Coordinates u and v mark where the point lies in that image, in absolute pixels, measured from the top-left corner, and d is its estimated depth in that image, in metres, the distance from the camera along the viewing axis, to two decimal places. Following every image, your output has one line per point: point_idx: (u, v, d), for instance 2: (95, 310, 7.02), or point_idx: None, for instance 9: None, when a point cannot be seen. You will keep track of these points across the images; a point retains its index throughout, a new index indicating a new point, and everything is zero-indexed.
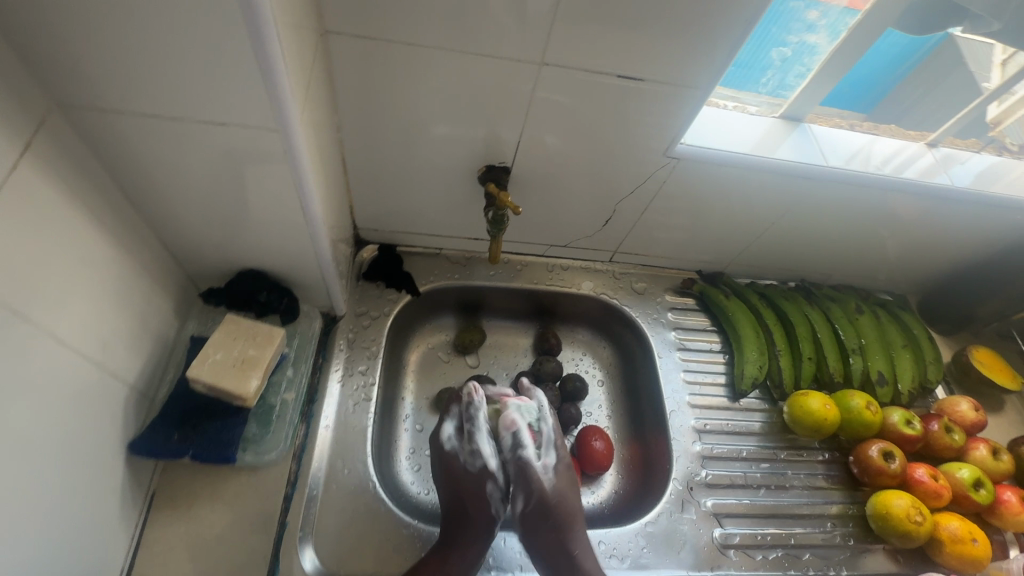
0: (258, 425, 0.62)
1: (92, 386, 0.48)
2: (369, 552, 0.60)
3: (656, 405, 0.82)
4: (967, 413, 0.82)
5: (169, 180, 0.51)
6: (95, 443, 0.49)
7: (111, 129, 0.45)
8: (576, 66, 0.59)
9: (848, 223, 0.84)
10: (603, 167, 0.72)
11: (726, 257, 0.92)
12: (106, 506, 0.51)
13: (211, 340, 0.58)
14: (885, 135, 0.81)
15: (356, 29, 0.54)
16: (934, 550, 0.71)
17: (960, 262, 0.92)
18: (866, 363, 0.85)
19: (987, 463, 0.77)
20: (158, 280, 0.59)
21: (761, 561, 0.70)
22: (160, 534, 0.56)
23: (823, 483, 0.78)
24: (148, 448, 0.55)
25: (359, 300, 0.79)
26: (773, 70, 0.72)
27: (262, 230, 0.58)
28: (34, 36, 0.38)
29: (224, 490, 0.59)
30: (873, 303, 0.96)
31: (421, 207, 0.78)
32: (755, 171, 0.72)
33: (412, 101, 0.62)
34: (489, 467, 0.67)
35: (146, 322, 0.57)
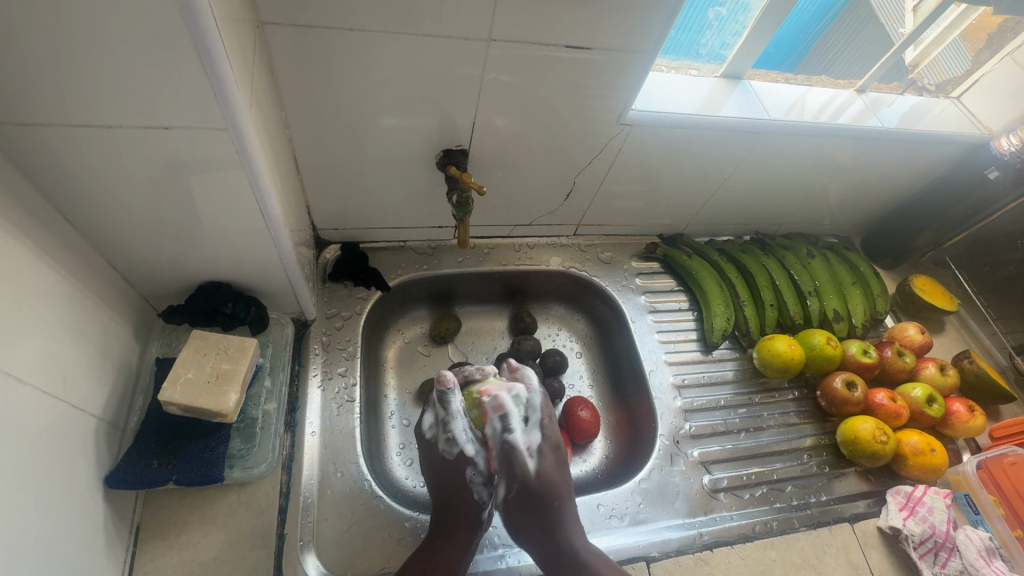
0: (242, 441, 0.60)
1: (56, 423, 0.45)
2: (375, 549, 0.59)
3: (635, 368, 0.85)
4: (915, 336, 0.89)
5: (112, 197, 0.48)
6: (68, 483, 0.46)
7: (40, 147, 0.42)
8: (524, 39, 0.58)
9: (793, 172, 0.88)
10: (560, 141, 0.72)
11: (684, 218, 0.95)
12: (91, 546, 0.48)
13: (180, 359, 0.55)
14: (816, 86, 0.84)
15: (294, 18, 0.52)
16: (899, 465, 0.77)
17: (894, 199, 0.99)
18: (822, 303, 0.90)
19: (936, 379, 0.84)
20: (111, 304, 0.55)
21: (749, 499, 0.73)
22: (151, 566, 0.54)
23: (796, 419, 0.83)
24: (127, 480, 0.52)
25: (328, 302, 0.77)
26: (711, 31, 0.74)
27: (219, 241, 0.56)
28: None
29: (214, 513, 0.57)
30: (822, 246, 1.01)
31: (381, 199, 0.76)
32: (704, 130, 0.74)
33: (361, 91, 0.60)
34: (466, 453, 0.65)
35: (105, 351, 0.54)
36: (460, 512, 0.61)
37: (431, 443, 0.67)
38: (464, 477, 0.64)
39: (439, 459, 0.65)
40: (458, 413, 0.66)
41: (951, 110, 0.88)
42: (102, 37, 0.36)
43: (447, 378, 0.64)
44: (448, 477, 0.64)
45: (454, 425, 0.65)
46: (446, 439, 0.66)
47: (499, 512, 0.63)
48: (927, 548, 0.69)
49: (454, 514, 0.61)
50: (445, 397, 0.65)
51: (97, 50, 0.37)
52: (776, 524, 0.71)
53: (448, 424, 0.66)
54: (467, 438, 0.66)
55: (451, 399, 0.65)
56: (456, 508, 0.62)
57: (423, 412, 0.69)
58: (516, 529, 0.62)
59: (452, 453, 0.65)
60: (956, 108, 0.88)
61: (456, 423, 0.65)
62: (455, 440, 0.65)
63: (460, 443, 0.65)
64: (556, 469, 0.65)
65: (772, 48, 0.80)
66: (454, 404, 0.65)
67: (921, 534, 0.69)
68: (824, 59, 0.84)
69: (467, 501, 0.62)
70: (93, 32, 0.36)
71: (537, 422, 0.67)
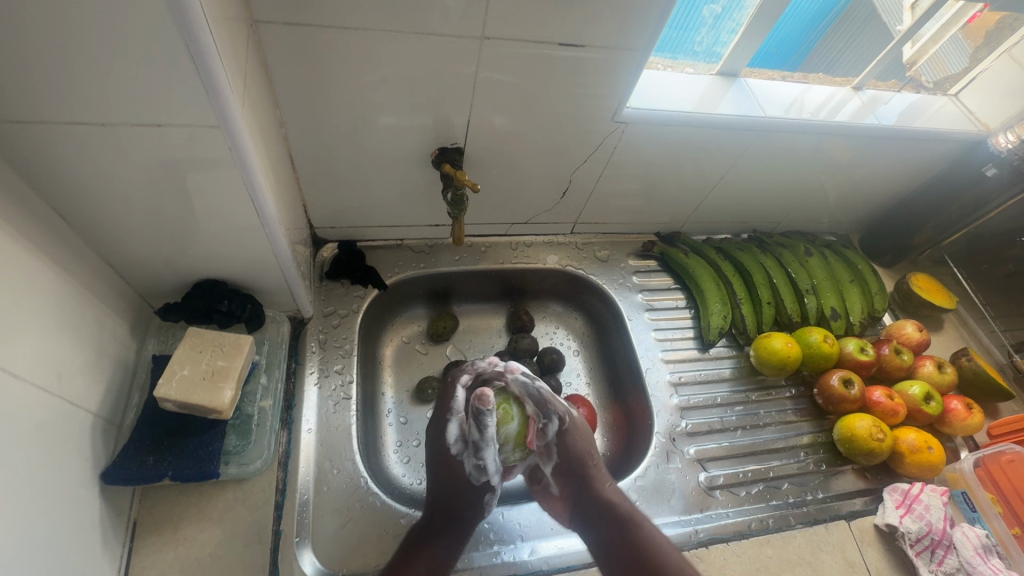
0: (237, 438, 0.60)
1: (52, 419, 0.46)
2: (370, 545, 0.60)
3: (632, 366, 0.85)
4: (913, 334, 0.89)
5: (106, 194, 0.48)
6: (65, 479, 0.46)
7: (34, 145, 0.42)
8: (517, 37, 0.58)
9: (790, 170, 0.88)
10: (555, 139, 0.72)
11: (682, 216, 0.95)
12: (87, 542, 0.49)
13: (175, 356, 0.55)
14: (813, 83, 0.84)
15: (287, 17, 0.52)
16: (896, 463, 0.77)
17: (892, 197, 0.99)
18: (819, 301, 0.90)
19: (933, 377, 0.84)
20: (107, 302, 0.55)
21: (746, 496, 0.73)
22: (147, 561, 0.54)
23: (793, 417, 0.83)
24: (123, 476, 0.52)
25: (325, 300, 0.77)
26: (707, 28, 0.74)
27: (214, 239, 0.56)
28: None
29: (211, 508, 0.58)
30: (819, 244, 1.01)
31: (377, 198, 0.77)
32: (700, 128, 0.74)
33: (355, 89, 0.61)
34: (493, 480, 0.63)
35: (102, 348, 0.54)
36: (461, 509, 0.61)
37: (449, 453, 0.64)
38: (474, 488, 0.63)
39: (461, 475, 0.63)
40: (491, 441, 0.61)
41: (949, 108, 0.88)
42: (94, 35, 0.36)
43: (486, 397, 0.59)
44: (456, 485, 0.62)
45: (485, 451, 0.62)
46: (476, 465, 0.63)
47: (546, 485, 0.67)
48: (923, 545, 0.69)
49: (451, 515, 0.61)
50: (480, 417, 0.60)
51: (90, 49, 0.37)
52: (772, 521, 0.71)
53: (479, 449, 0.62)
54: (495, 467, 0.63)
55: (488, 422, 0.60)
56: (457, 512, 0.61)
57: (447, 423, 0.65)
58: (558, 502, 0.65)
59: (480, 479, 0.63)
60: (953, 106, 0.88)
61: (450, 426, 0.64)
62: (485, 467, 0.62)
63: (488, 472, 0.63)
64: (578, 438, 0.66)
65: (773, 46, 0.80)
66: (489, 428, 0.61)
67: (918, 532, 0.69)
68: (827, 57, 0.83)
69: (466, 503, 0.62)
70: (85, 29, 0.36)
71: (551, 415, 0.65)
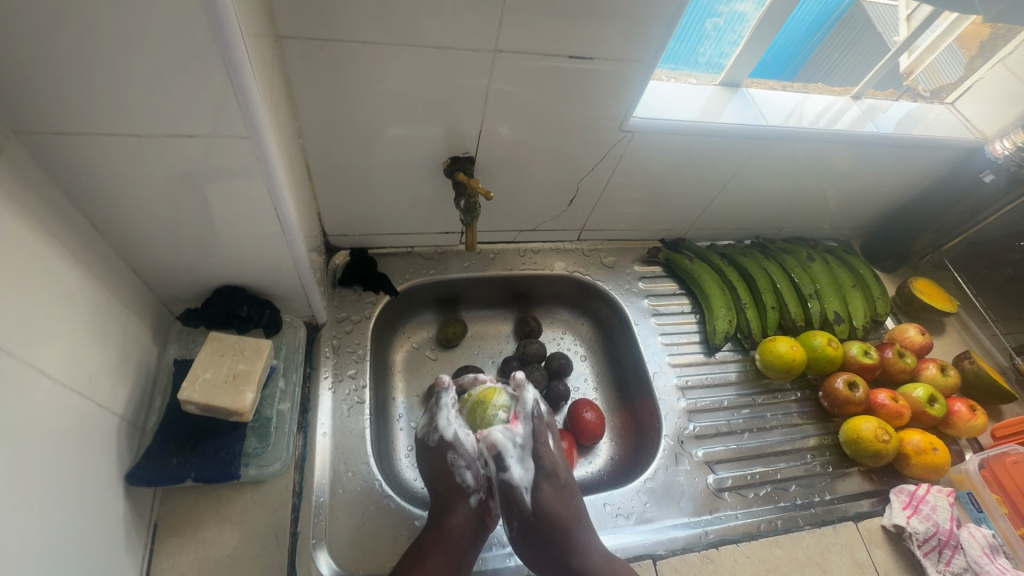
0: (257, 441, 0.61)
1: (80, 420, 0.47)
2: (386, 548, 0.60)
3: (639, 370, 0.86)
4: (916, 337, 0.90)
5: (136, 202, 0.50)
6: (90, 479, 0.47)
7: (71, 154, 0.44)
8: (529, 51, 0.60)
9: (791, 177, 0.90)
10: (564, 149, 0.74)
11: (686, 223, 0.97)
12: (112, 542, 0.50)
13: (198, 359, 0.56)
14: (815, 93, 0.86)
15: (309, 32, 0.54)
16: (901, 465, 0.78)
17: (892, 203, 1.01)
18: (822, 305, 0.92)
19: (936, 379, 0.85)
20: (132, 307, 0.57)
21: (754, 498, 0.74)
22: (168, 563, 0.55)
23: (799, 419, 0.84)
24: (147, 478, 0.53)
25: (338, 306, 0.79)
26: (710, 40, 0.75)
27: (237, 246, 0.58)
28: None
29: (230, 511, 0.59)
30: (821, 250, 1.03)
31: (390, 206, 0.78)
32: (704, 136, 0.76)
33: (372, 101, 0.63)
34: (447, 438, 0.65)
35: (127, 352, 0.55)
36: (446, 502, 0.61)
37: (421, 437, 0.68)
38: (448, 461, 0.63)
39: (427, 448, 0.66)
40: (446, 405, 0.67)
41: (946, 116, 0.90)
42: (133, 51, 0.38)
43: (443, 380, 0.69)
44: (434, 460, 0.64)
45: (439, 416, 0.67)
46: (431, 428, 0.67)
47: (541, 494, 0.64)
48: (931, 546, 0.69)
49: (443, 503, 0.61)
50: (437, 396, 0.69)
51: (128, 64, 0.39)
52: (781, 522, 0.72)
53: (435, 416, 0.67)
54: (450, 425, 0.66)
55: (444, 398, 0.68)
56: (443, 496, 0.62)
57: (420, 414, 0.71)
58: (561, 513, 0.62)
59: (435, 440, 0.65)
60: (950, 114, 0.91)
61: (448, 412, 0.67)
62: (439, 427, 0.66)
63: (442, 430, 0.65)
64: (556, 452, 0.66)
65: (770, 57, 0.83)
66: (447, 400, 0.68)
67: (925, 532, 0.70)
68: (823, 69, 0.86)
69: (450, 487, 0.62)
70: (126, 46, 0.38)
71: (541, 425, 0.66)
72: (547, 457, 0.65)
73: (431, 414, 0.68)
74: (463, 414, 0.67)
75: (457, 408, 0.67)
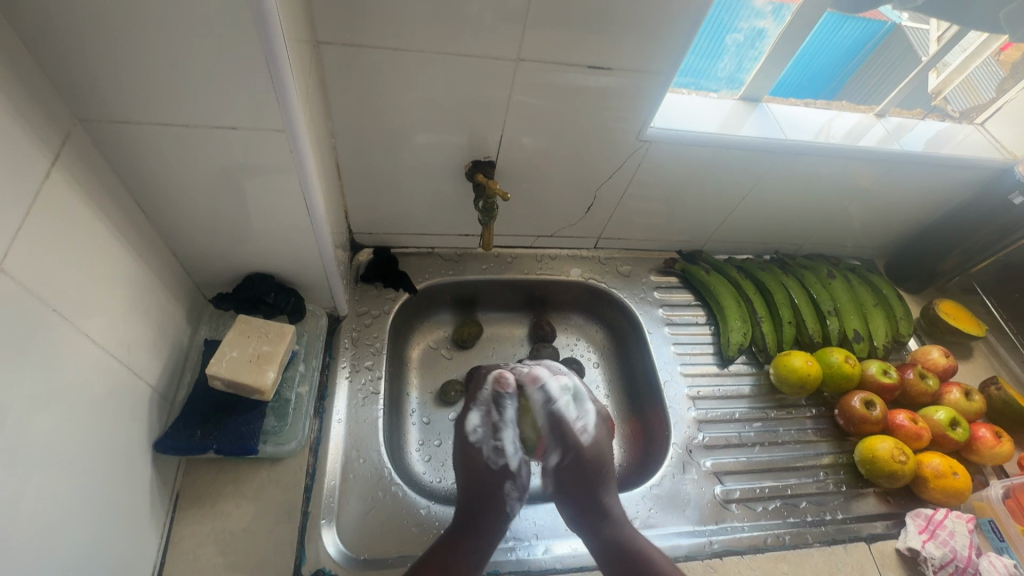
0: (276, 419, 0.64)
1: (117, 385, 0.50)
2: (391, 534, 0.62)
3: (650, 378, 0.86)
4: (939, 359, 0.88)
5: (179, 189, 0.54)
6: (122, 443, 0.51)
7: (125, 140, 0.48)
8: (551, 60, 0.63)
9: (811, 193, 0.90)
10: (583, 157, 0.77)
11: (704, 235, 0.97)
12: (136, 506, 0.53)
13: (226, 339, 0.59)
14: (839, 110, 0.86)
15: (344, 38, 0.58)
16: (920, 488, 0.76)
17: (917, 222, 1.00)
18: (842, 323, 0.91)
19: (960, 404, 0.83)
20: (170, 288, 0.61)
21: (762, 511, 0.73)
22: (187, 532, 0.58)
23: (813, 436, 0.83)
24: (174, 446, 0.56)
25: (359, 301, 0.82)
26: (729, 55, 0.77)
27: (268, 235, 0.61)
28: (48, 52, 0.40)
29: (246, 486, 0.61)
30: (843, 268, 1.02)
31: (413, 206, 0.82)
32: (722, 149, 0.77)
33: (400, 105, 0.66)
34: (510, 466, 0.66)
35: (163, 330, 0.59)
36: (486, 517, 0.62)
37: (474, 447, 0.67)
38: (503, 490, 0.65)
39: (474, 452, 0.67)
40: (510, 422, 0.68)
41: (975, 136, 0.89)
42: (185, 48, 0.42)
43: (504, 380, 0.69)
44: (490, 483, 0.65)
45: (504, 434, 0.67)
46: (494, 447, 0.67)
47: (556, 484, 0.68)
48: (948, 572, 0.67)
49: (480, 518, 0.62)
50: (500, 400, 0.69)
51: (179, 60, 0.42)
52: (789, 538, 0.71)
53: (498, 430, 0.67)
54: (513, 450, 0.67)
55: (507, 404, 0.69)
56: (483, 510, 0.63)
57: (467, 410, 0.70)
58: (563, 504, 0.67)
59: (498, 464, 0.66)
60: (979, 135, 0.90)
61: (510, 433, 0.67)
62: (503, 450, 0.67)
63: (507, 456, 0.67)
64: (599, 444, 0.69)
65: (807, 80, 0.86)
66: (510, 411, 0.68)
67: (942, 558, 0.68)
68: (861, 90, 0.88)
69: (497, 508, 0.63)
70: (178, 42, 0.41)
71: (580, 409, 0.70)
72: (572, 444, 0.68)
73: (491, 424, 0.68)
74: (522, 428, 0.68)
75: (519, 426, 0.68)
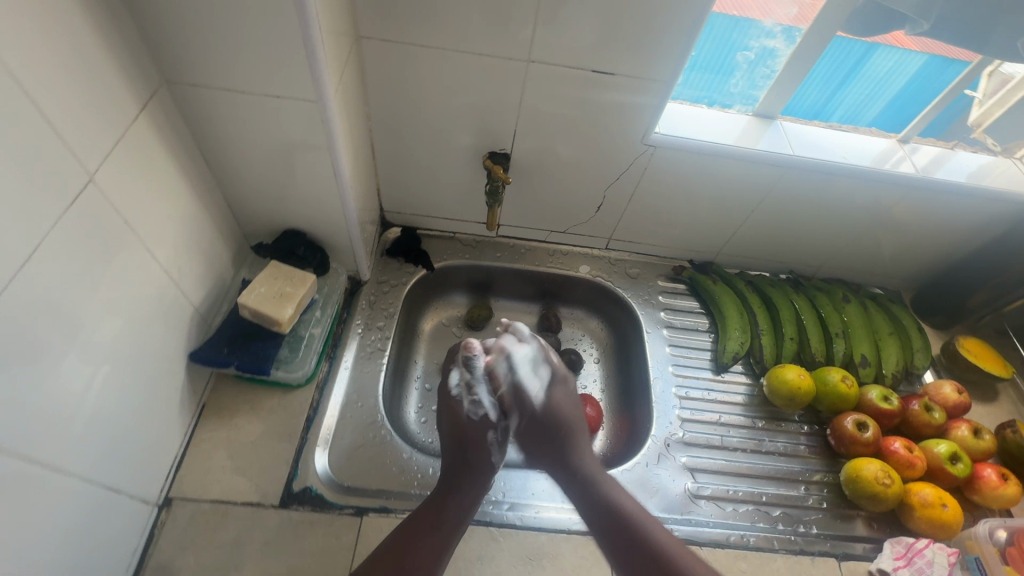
0: (289, 350, 0.74)
1: (166, 299, 0.62)
2: (374, 469, 0.70)
3: (642, 375, 0.90)
4: (951, 395, 0.84)
5: (235, 148, 0.65)
6: (164, 348, 0.62)
7: (196, 103, 0.60)
8: (561, 62, 0.70)
9: (826, 213, 0.90)
10: (592, 156, 0.83)
11: (715, 247, 1.00)
12: (168, 403, 0.64)
13: (258, 277, 0.70)
14: (860, 134, 0.87)
15: (382, 35, 0.68)
16: (906, 516, 0.74)
17: (947, 256, 0.97)
18: (849, 346, 0.90)
19: (967, 441, 0.79)
20: (221, 233, 0.73)
21: (731, 512, 0.74)
22: (206, 436, 0.68)
23: (803, 451, 0.82)
24: (204, 358, 0.67)
25: (381, 271, 0.92)
26: (742, 72, 0.81)
27: (303, 196, 0.72)
28: (146, 24, 0.51)
29: (259, 408, 0.72)
30: (862, 295, 1.00)
31: (437, 190, 0.91)
32: (726, 159, 0.81)
33: (428, 95, 0.76)
34: (489, 417, 0.70)
35: (210, 266, 0.71)
36: (469, 470, 0.66)
37: (455, 400, 0.72)
38: (484, 438, 0.69)
39: (465, 424, 0.70)
40: (483, 378, 0.72)
41: (1012, 170, 0.87)
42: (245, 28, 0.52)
43: (471, 344, 0.73)
44: (470, 432, 0.69)
45: (478, 389, 0.71)
46: (472, 401, 0.71)
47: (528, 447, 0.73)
48: None
49: (466, 471, 0.66)
50: (470, 362, 0.73)
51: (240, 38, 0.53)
52: (754, 540, 0.72)
53: (473, 387, 0.72)
54: (491, 403, 0.70)
55: (478, 362, 0.72)
56: (471, 462, 0.67)
57: (448, 371, 0.75)
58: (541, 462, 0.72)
59: (477, 414, 0.70)
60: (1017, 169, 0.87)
61: (482, 391, 0.71)
62: (479, 403, 0.70)
63: (483, 406, 0.70)
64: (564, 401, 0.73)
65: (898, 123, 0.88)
66: (481, 365, 0.72)
67: None
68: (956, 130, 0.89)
69: (480, 457, 0.67)
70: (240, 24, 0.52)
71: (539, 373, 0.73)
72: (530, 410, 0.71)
73: (466, 380, 0.72)
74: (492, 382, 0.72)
75: (489, 380, 0.72)
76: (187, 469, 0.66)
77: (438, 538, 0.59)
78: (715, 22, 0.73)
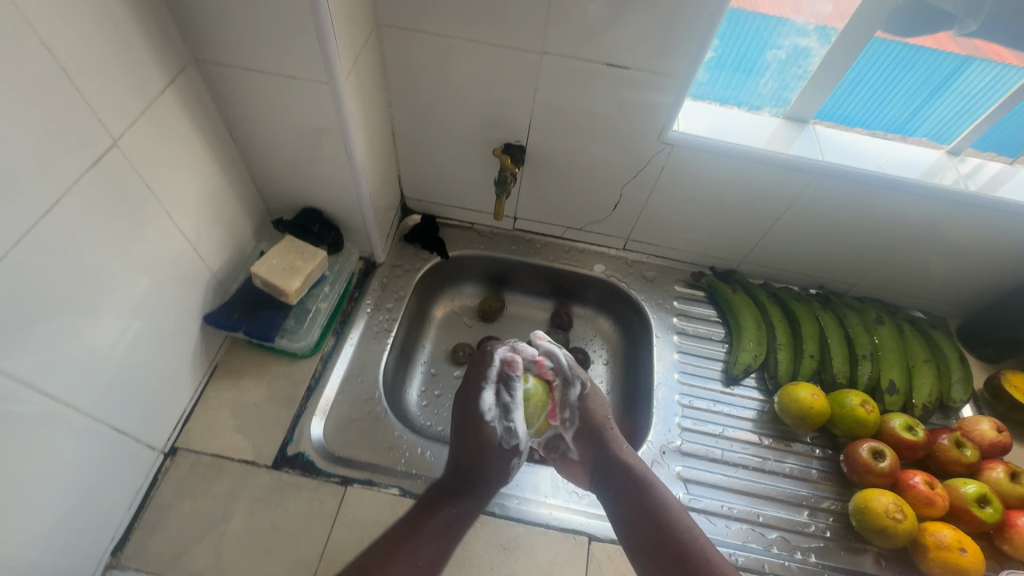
0: (294, 322, 0.77)
1: (185, 262, 0.67)
2: (365, 442, 0.72)
3: (647, 379, 0.87)
4: (988, 433, 0.77)
5: (257, 126, 0.70)
6: (180, 308, 0.67)
7: (222, 82, 0.64)
8: (575, 54, 0.70)
9: (861, 226, 0.85)
10: (607, 152, 0.82)
11: (739, 255, 0.96)
12: (180, 359, 0.69)
13: (272, 249, 0.74)
14: (904, 143, 0.81)
15: (400, 23, 0.70)
16: (919, 557, 0.68)
17: (1001, 282, 0.88)
18: (877, 370, 0.84)
19: (1001, 485, 0.72)
20: (244, 206, 0.78)
21: (724, 528, 0.71)
22: (215, 394, 0.73)
23: (812, 476, 0.78)
24: (216, 322, 0.72)
25: (397, 255, 0.95)
26: (772, 72, 0.77)
27: (320, 176, 0.76)
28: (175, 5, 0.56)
29: (265, 373, 0.76)
30: (900, 317, 0.94)
31: (455, 180, 0.93)
32: (748, 162, 0.78)
33: (445, 85, 0.77)
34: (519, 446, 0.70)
35: (232, 236, 0.76)
36: (487, 477, 0.67)
37: (485, 421, 0.69)
38: (512, 463, 0.69)
39: (497, 448, 0.68)
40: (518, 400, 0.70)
41: None
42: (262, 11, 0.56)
43: (515, 361, 0.71)
44: (496, 457, 0.68)
45: (514, 414, 0.69)
46: (506, 429, 0.69)
47: (565, 451, 0.73)
48: None
49: (479, 477, 0.66)
50: (511, 381, 0.70)
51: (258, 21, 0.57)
52: (743, 560, 0.68)
53: (509, 411, 0.69)
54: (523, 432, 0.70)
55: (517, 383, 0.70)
56: (484, 471, 0.67)
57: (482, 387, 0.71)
58: (577, 468, 0.71)
59: (510, 444, 0.69)
60: None
61: (517, 413, 0.69)
62: (514, 433, 0.69)
63: (518, 437, 0.69)
64: (596, 406, 0.73)
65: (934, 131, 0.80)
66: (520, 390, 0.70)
67: None
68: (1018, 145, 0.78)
69: (500, 470, 0.68)
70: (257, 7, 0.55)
71: (573, 382, 0.73)
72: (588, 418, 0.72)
73: (504, 405, 0.69)
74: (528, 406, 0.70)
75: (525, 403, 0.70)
76: (194, 422, 0.71)
77: (453, 537, 0.61)
78: (737, 18, 0.70)
